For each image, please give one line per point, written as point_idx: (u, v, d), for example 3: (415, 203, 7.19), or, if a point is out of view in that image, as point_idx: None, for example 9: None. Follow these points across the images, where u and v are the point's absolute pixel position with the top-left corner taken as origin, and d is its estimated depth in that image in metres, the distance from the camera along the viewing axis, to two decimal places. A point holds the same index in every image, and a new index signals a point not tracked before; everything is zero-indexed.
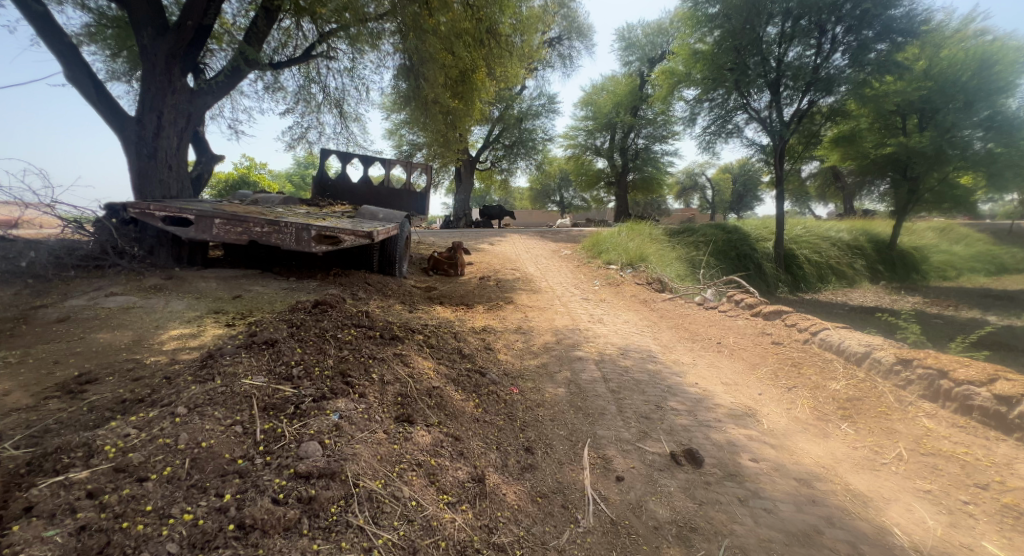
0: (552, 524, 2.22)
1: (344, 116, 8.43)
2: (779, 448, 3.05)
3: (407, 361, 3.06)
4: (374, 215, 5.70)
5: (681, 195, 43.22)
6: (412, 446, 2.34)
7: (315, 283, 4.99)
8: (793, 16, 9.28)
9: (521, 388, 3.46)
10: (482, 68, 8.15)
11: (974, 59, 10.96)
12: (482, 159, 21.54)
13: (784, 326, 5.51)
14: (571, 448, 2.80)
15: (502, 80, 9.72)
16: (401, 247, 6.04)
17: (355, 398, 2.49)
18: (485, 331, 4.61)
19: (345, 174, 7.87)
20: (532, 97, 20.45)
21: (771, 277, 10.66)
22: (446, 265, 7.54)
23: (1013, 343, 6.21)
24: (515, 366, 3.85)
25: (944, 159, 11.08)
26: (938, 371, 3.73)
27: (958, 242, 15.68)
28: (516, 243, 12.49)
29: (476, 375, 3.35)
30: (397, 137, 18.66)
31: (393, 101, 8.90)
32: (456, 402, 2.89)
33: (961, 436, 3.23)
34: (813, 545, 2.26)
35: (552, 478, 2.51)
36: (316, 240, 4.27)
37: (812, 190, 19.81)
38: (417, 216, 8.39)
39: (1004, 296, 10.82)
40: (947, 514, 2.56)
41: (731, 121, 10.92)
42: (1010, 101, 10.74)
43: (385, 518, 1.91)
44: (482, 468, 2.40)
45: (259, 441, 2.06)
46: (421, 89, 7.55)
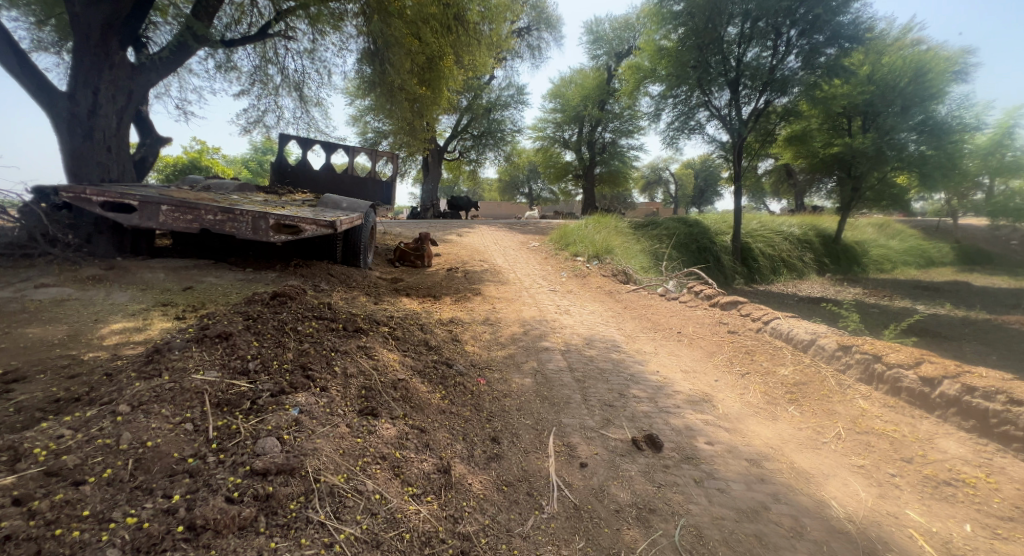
0: (517, 512, 2.32)
1: (304, 99, 8.26)
2: (731, 431, 3.26)
3: (371, 353, 3.10)
4: (338, 204, 5.65)
5: (645, 188, 44.09)
6: (377, 439, 2.40)
7: (274, 273, 4.94)
8: (752, 17, 9.62)
9: (488, 379, 3.55)
10: (450, 55, 8.13)
11: (912, 66, 11.63)
12: (450, 149, 21.38)
13: (739, 316, 5.81)
14: (536, 437, 2.91)
15: (470, 69, 9.68)
16: (367, 237, 6.00)
17: (316, 392, 2.53)
18: (452, 322, 4.67)
19: (306, 160, 7.72)
20: (501, 87, 20.41)
21: (729, 269, 11.11)
22: (413, 256, 7.53)
23: (938, 330, 6.72)
24: (482, 357, 3.93)
25: (883, 160, 11.70)
26: (873, 355, 4.02)
27: (894, 237, 16.69)
28: (485, 234, 12.54)
29: (443, 366, 3.43)
30: (362, 124, 18.33)
31: (357, 86, 8.77)
32: (422, 393, 2.96)
33: (891, 415, 3.51)
34: (759, 520, 2.45)
35: (518, 467, 2.61)
36: (275, 229, 4.21)
37: (768, 185, 20.65)
38: (383, 206, 8.32)
39: (932, 287, 11.63)
40: (877, 486, 2.81)
41: (693, 118, 11.22)
42: (941, 107, 11.47)
43: (348, 512, 1.96)
44: (448, 459, 2.49)
45: (212, 438, 2.08)
46: (386, 74, 7.43)
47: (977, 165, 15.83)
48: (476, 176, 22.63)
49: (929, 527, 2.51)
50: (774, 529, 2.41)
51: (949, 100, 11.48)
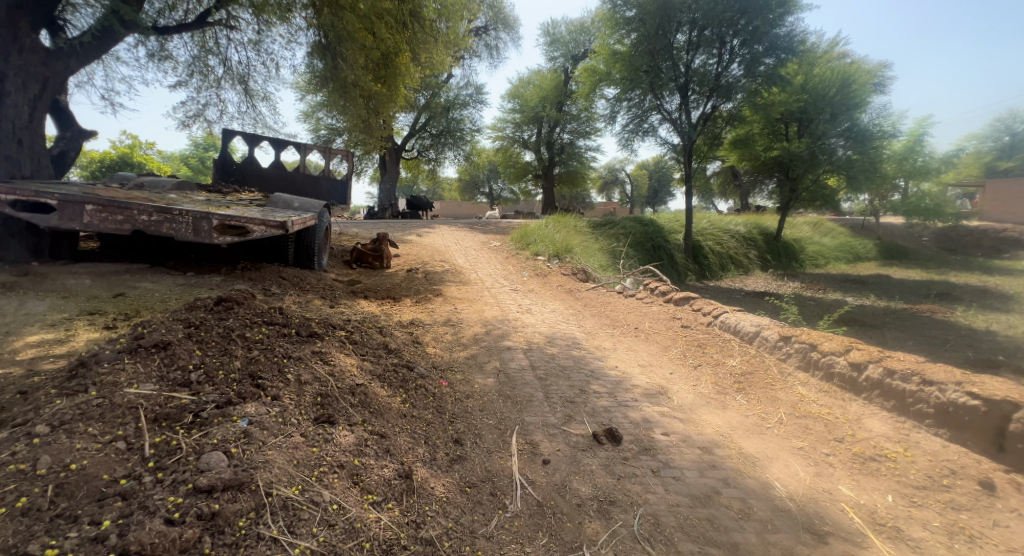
0: (481, 513, 2.37)
1: (250, 93, 8.01)
2: (685, 422, 3.46)
3: (328, 358, 3.11)
4: (289, 204, 5.56)
5: (603, 188, 45.10)
6: (334, 447, 2.41)
7: (219, 277, 4.80)
8: (699, 26, 10.10)
9: (450, 380, 3.61)
10: (405, 52, 8.09)
11: (839, 76, 12.35)
12: (409, 148, 21.25)
13: (692, 311, 6.10)
14: (499, 437, 3.00)
15: (428, 67, 9.60)
16: (320, 238, 5.94)
17: (267, 402, 2.52)
18: (413, 324, 4.70)
19: (253, 157, 7.48)
20: (459, 86, 20.42)
21: (681, 266, 11.57)
22: (371, 257, 7.47)
23: (867, 320, 7.26)
24: (444, 358, 4.00)
25: (816, 163, 12.54)
26: (810, 344, 4.33)
27: (827, 234, 17.83)
28: (444, 235, 12.55)
29: (404, 369, 3.47)
30: (314, 120, 17.93)
31: (308, 82, 8.57)
32: (381, 398, 2.98)
33: (826, 399, 3.81)
34: (711, 504, 2.62)
35: (481, 468, 2.68)
36: (219, 230, 4.08)
37: (717, 185, 21.61)
38: (338, 206, 8.20)
39: (859, 280, 12.53)
40: (814, 465, 3.05)
41: (647, 121, 11.61)
42: (863, 115, 12.35)
43: (303, 524, 1.92)
44: (409, 464, 2.52)
45: (148, 457, 2.01)
46: (339, 69, 7.34)
47: (893, 169, 17.22)
48: (435, 175, 22.56)
49: (858, 500, 2.74)
50: (724, 511, 2.59)
51: (871, 109, 12.39)
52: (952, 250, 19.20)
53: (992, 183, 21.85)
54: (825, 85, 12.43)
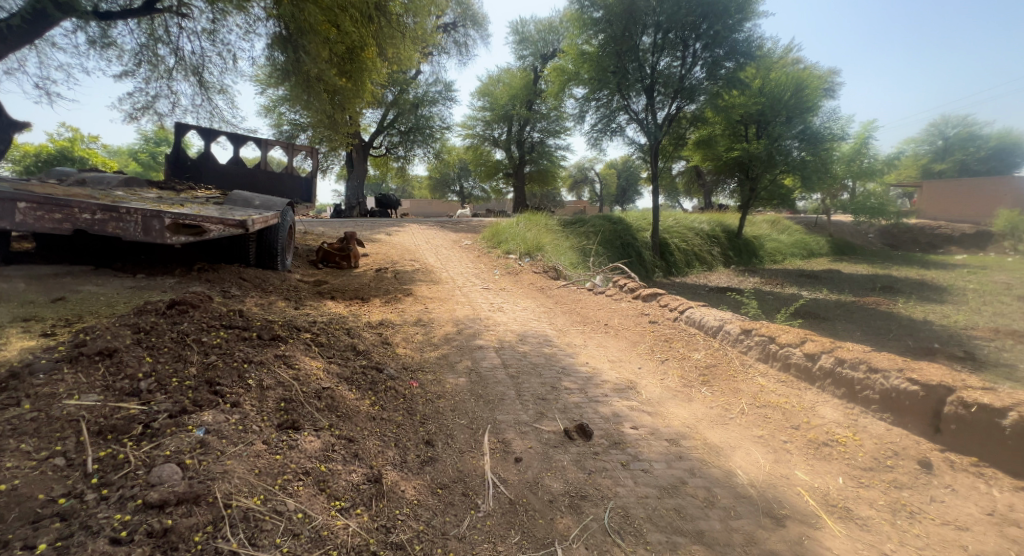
0: (453, 513, 2.35)
1: (204, 85, 7.77)
2: (653, 415, 3.58)
3: (292, 362, 3.09)
4: (249, 202, 5.43)
5: (573, 187, 45.61)
6: (298, 454, 2.37)
7: (173, 280, 4.63)
8: (663, 28, 10.32)
9: (421, 380, 3.64)
10: (372, 47, 7.97)
11: (794, 81, 12.81)
12: (377, 145, 20.97)
13: (659, 306, 6.27)
14: (471, 436, 3.02)
15: (394, 62, 9.49)
16: (283, 238, 5.84)
17: (226, 409, 2.47)
18: (383, 325, 4.68)
19: (210, 153, 7.30)
20: (428, 83, 20.26)
21: (649, 263, 11.84)
22: (338, 257, 7.39)
23: (822, 312, 7.62)
24: (415, 359, 4.01)
25: (773, 163, 13.09)
26: (769, 336, 4.53)
27: (786, 231, 18.55)
28: (415, 233, 12.48)
29: (373, 371, 3.47)
30: (277, 116, 17.49)
31: (268, 74, 8.27)
32: (348, 401, 2.97)
33: (784, 389, 4.00)
34: (678, 494, 2.70)
35: (453, 468, 2.68)
36: (172, 230, 3.81)
37: (682, 184, 22.19)
38: (303, 203, 8.01)
39: (813, 275, 13.10)
40: (773, 452, 3.20)
41: (615, 120, 11.81)
42: (816, 119, 12.94)
43: (264, 536, 1.89)
44: (379, 468, 2.50)
45: (92, 472, 1.94)
46: (302, 63, 7.22)
47: (843, 170, 18.08)
48: (404, 173, 22.34)
49: (813, 483, 2.89)
50: (690, 500, 2.68)
51: (822, 113, 12.96)
52: (891, 246, 20.74)
53: (934, 183, 23.22)
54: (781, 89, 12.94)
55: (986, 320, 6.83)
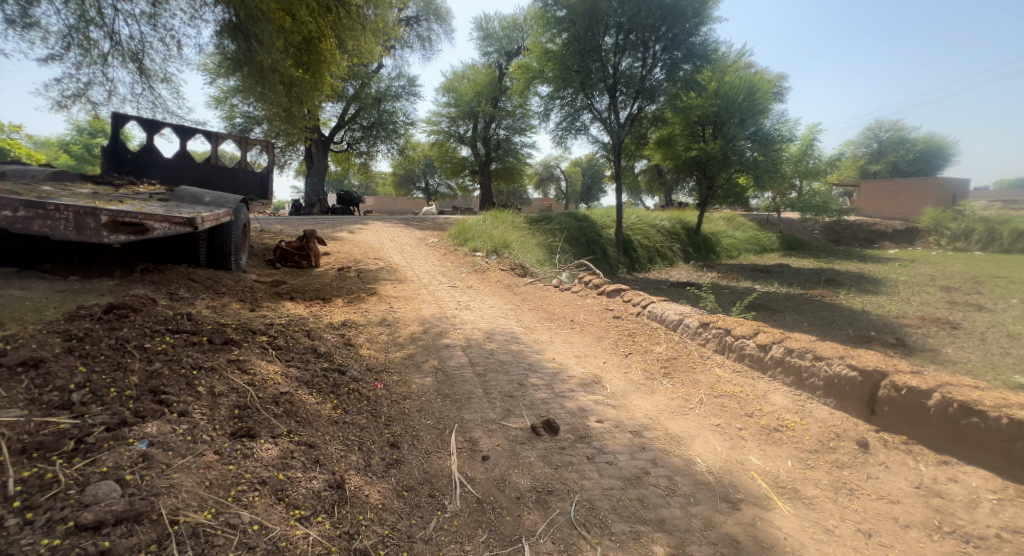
0: (419, 516, 2.36)
1: (144, 73, 7.44)
2: (618, 408, 3.69)
3: (246, 368, 3.01)
4: (199, 199, 5.20)
5: (540, 185, 45.98)
6: (254, 463, 2.30)
7: (113, 281, 4.20)
8: (624, 30, 10.56)
9: (386, 382, 3.62)
10: (331, 37, 7.87)
11: (747, 84, 13.34)
12: (338, 140, 20.51)
13: (623, 302, 6.44)
14: (437, 436, 3.03)
15: (355, 55, 9.35)
16: (237, 237, 5.71)
17: (172, 419, 2.36)
18: (345, 325, 4.63)
19: (153, 145, 6.99)
20: (391, 77, 19.98)
21: (614, 260, 12.10)
22: (297, 256, 7.23)
23: (774, 304, 8.01)
24: (380, 360, 4.00)
25: (729, 163, 13.62)
26: (725, 329, 4.73)
27: (741, 227, 19.28)
28: (379, 231, 12.33)
29: (335, 374, 3.42)
30: (229, 108, 16.83)
31: (218, 63, 7.97)
32: (309, 405, 2.92)
33: (739, 378, 4.20)
34: (641, 484, 2.80)
35: (419, 469, 2.68)
36: (110, 228, 3.39)
37: (644, 182, 22.72)
38: (257, 200, 7.77)
39: (765, 269, 13.69)
40: (729, 439, 3.36)
41: (579, 119, 11.98)
42: (766, 121, 13.55)
43: (216, 551, 1.82)
44: (342, 473, 2.47)
45: (16, 494, 1.78)
46: (254, 53, 6.91)
47: (792, 169, 18.95)
48: (368, 169, 21.97)
49: (765, 467, 3.06)
50: (653, 489, 2.78)
51: (772, 115, 13.64)
52: (834, 242, 21.40)
53: (869, 183, 24.60)
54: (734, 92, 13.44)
55: (917, 308, 7.34)
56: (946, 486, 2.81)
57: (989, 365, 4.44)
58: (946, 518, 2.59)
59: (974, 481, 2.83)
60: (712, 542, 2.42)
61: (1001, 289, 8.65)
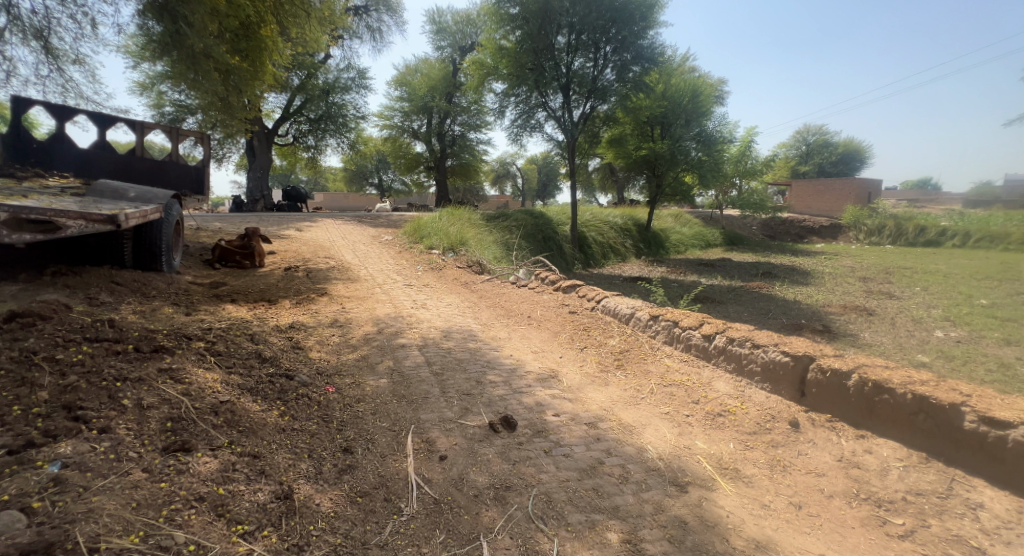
0: (374, 521, 2.33)
1: (52, 52, 6.96)
2: (574, 401, 3.80)
3: (180, 377, 2.89)
4: (123, 194, 4.94)
5: (496, 182, 46.03)
6: (190, 479, 2.22)
7: (22, 285, 3.96)
8: (576, 29, 10.78)
9: (338, 385, 3.56)
10: (272, 22, 7.51)
11: (691, 87, 13.99)
12: (283, 133, 19.81)
13: (578, 297, 6.59)
14: (393, 439, 3.01)
15: (300, 44, 9.06)
16: (169, 235, 5.44)
17: (92, 437, 2.26)
18: (293, 328, 4.52)
19: (65, 133, 6.51)
20: (339, 69, 19.49)
21: (569, 257, 12.32)
22: (239, 255, 6.98)
23: (719, 297, 8.41)
24: (332, 363, 3.93)
25: (676, 162, 14.16)
26: (673, 321, 4.95)
27: (689, 223, 20.07)
28: (330, 228, 12.03)
29: (283, 380, 3.35)
30: (158, 96, 15.88)
31: (142, 45, 7.50)
32: (252, 413, 2.84)
33: (687, 367, 4.42)
34: (596, 474, 2.90)
35: (374, 474, 2.65)
36: (12, 226, 3.08)
37: (598, 179, 23.22)
38: (189, 193, 7.52)
39: (710, 263, 14.31)
40: (678, 427, 3.53)
41: (533, 117, 12.10)
42: (709, 123, 14.30)
43: None
44: (290, 483, 2.42)
45: None
46: (183, 36, 6.52)
47: (734, 169, 19.91)
48: (317, 165, 21.30)
49: (710, 451, 3.24)
50: (607, 479, 2.88)
51: (714, 118, 14.47)
52: (771, 237, 22.73)
53: (799, 183, 26.10)
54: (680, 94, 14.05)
55: (840, 297, 7.94)
56: (863, 457, 3.08)
57: (898, 346, 4.87)
58: (864, 487, 2.85)
59: (886, 451, 3.11)
60: (662, 525, 2.53)
61: (909, 277, 9.49)
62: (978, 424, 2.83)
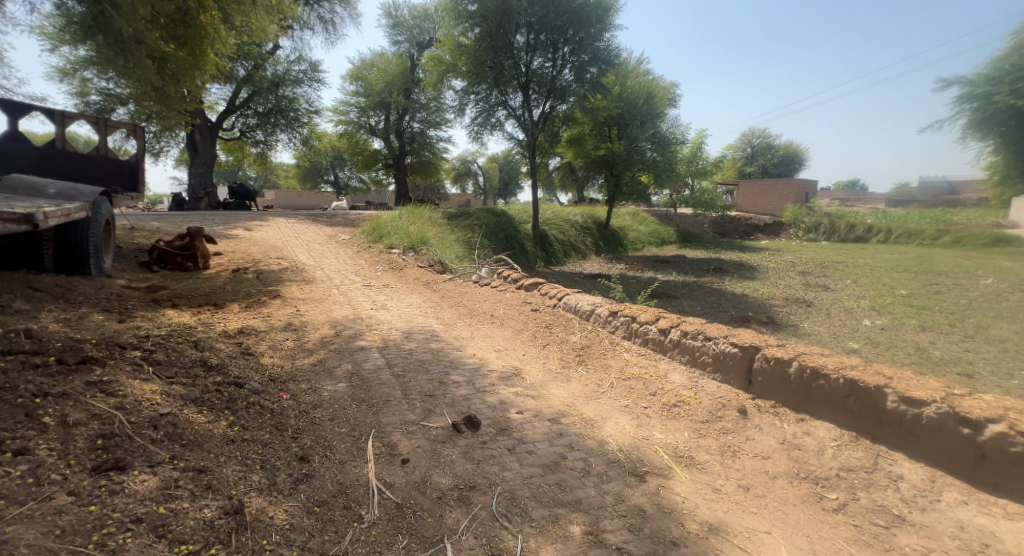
0: (333, 530, 2.31)
1: None
2: (537, 398, 3.87)
3: (114, 390, 2.76)
4: (42, 190, 4.64)
5: (458, 181, 45.81)
6: (125, 499, 2.13)
7: None
8: (535, 29, 10.89)
9: (292, 391, 3.49)
10: (213, 10, 7.13)
11: (646, 90, 14.39)
12: (228, 127, 19.10)
13: (540, 295, 6.68)
14: (353, 444, 2.98)
15: (246, 33, 8.71)
16: (98, 235, 5.16)
17: (9, 461, 2.13)
18: (242, 333, 4.39)
19: None
20: (290, 60, 18.88)
21: (532, 255, 12.44)
22: (179, 258, 6.68)
23: (675, 292, 8.71)
24: (285, 369, 3.83)
25: (633, 162, 14.51)
26: (631, 316, 5.10)
27: (646, 221, 20.63)
28: (283, 228, 11.67)
29: (232, 388, 3.25)
30: (81, 83, 14.87)
31: (60, 27, 6.93)
32: (197, 425, 2.74)
33: (645, 361, 4.58)
34: (559, 469, 2.98)
35: (333, 482, 2.62)
36: None
37: (558, 178, 23.50)
38: (122, 188, 7.08)
39: (666, 260, 14.79)
40: (637, 418, 3.66)
41: (494, 115, 12.13)
42: (663, 124, 14.76)
43: None
44: (240, 497, 2.35)
45: None
46: (111, 20, 6.07)
47: (687, 170, 20.60)
48: (265, 160, 20.70)
49: (666, 440, 3.38)
50: (570, 473, 2.96)
51: (668, 120, 14.95)
52: (720, 235, 23.03)
53: (746, 183, 27.25)
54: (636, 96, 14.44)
55: (782, 290, 8.40)
56: (803, 439, 3.29)
57: (834, 335, 5.22)
58: (804, 466, 3.04)
59: (822, 432, 3.32)
60: (623, 514, 2.63)
61: (843, 271, 10.15)
62: (899, 403, 3.09)
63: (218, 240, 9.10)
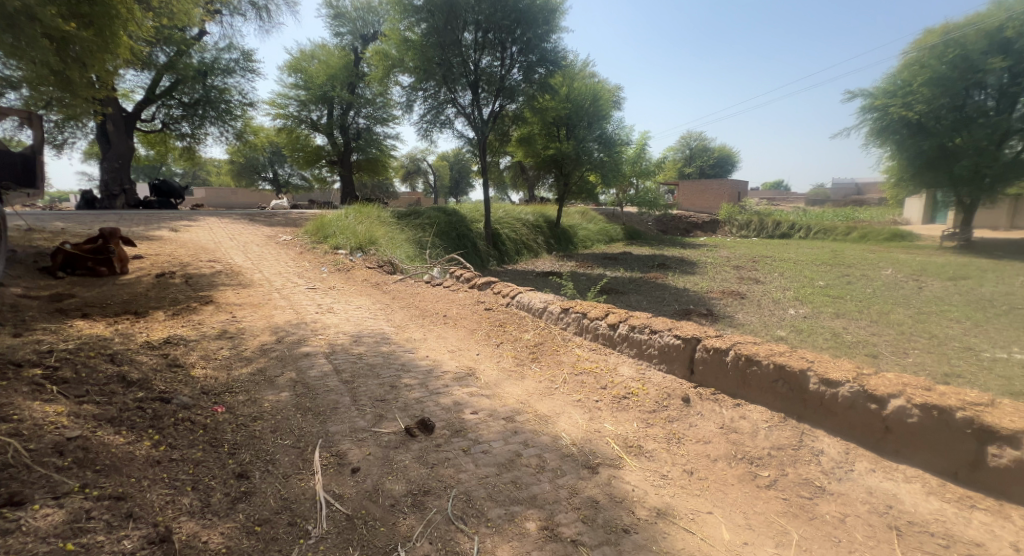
0: (277, 549, 2.25)
1: None
2: (492, 397, 3.91)
3: (9, 417, 2.54)
4: None
5: (406, 178, 45.18)
6: (23, 537, 1.96)
7: None
8: (483, 28, 10.92)
9: (227, 404, 3.35)
10: None
11: (592, 91, 14.72)
12: (149, 118, 17.95)
13: (492, 294, 6.73)
14: (298, 456, 2.91)
15: (167, 17, 8.10)
16: None
17: None
18: (168, 343, 4.17)
19: None
20: (219, 47, 17.91)
21: (484, 254, 12.49)
22: (91, 262, 6.24)
23: (621, 287, 9.01)
24: (221, 381, 3.67)
25: (581, 162, 14.82)
26: (582, 313, 5.23)
27: (593, 218, 21.14)
28: (214, 229, 11.07)
29: (157, 405, 3.08)
30: None
31: None
32: (113, 447, 2.58)
33: (595, 355, 4.72)
34: (515, 467, 3.03)
35: (275, 498, 2.55)
36: None
37: (508, 176, 23.63)
38: (17, 184, 6.54)
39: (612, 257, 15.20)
40: (588, 412, 3.78)
41: (443, 113, 12.07)
42: (609, 125, 15.16)
43: None
44: (167, 523, 2.24)
45: None
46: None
47: (632, 170, 21.26)
48: (192, 155, 19.60)
49: (617, 431, 3.51)
50: (525, 470, 3.02)
51: (614, 121, 15.36)
52: (663, 233, 23.17)
53: (686, 183, 28.41)
54: (582, 96, 14.73)
55: (718, 283, 8.86)
56: (739, 423, 3.50)
57: (764, 324, 5.59)
58: (740, 448, 3.25)
59: (755, 415, 3.55)
60: (577, 507, 2.71)
61: (771, 264, 10.86)
62: (819, 385, 3.34)
63: (140, 243, 8.53)
